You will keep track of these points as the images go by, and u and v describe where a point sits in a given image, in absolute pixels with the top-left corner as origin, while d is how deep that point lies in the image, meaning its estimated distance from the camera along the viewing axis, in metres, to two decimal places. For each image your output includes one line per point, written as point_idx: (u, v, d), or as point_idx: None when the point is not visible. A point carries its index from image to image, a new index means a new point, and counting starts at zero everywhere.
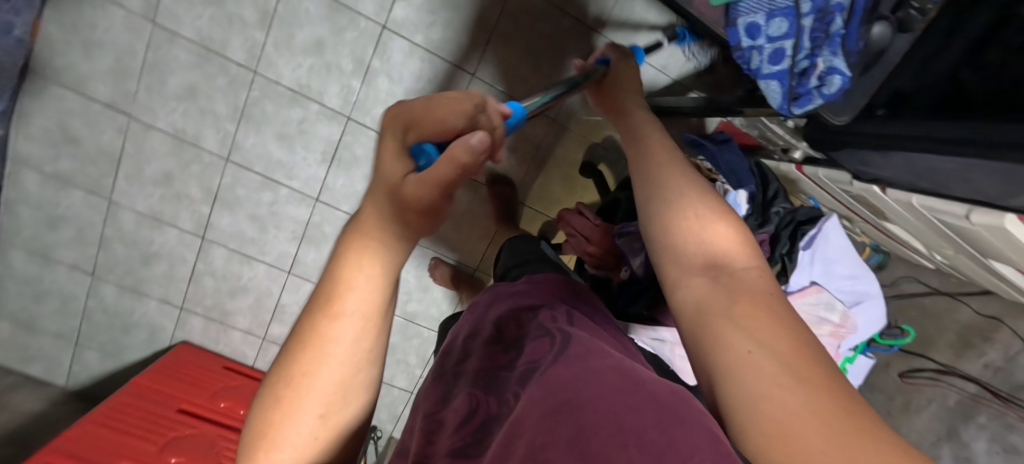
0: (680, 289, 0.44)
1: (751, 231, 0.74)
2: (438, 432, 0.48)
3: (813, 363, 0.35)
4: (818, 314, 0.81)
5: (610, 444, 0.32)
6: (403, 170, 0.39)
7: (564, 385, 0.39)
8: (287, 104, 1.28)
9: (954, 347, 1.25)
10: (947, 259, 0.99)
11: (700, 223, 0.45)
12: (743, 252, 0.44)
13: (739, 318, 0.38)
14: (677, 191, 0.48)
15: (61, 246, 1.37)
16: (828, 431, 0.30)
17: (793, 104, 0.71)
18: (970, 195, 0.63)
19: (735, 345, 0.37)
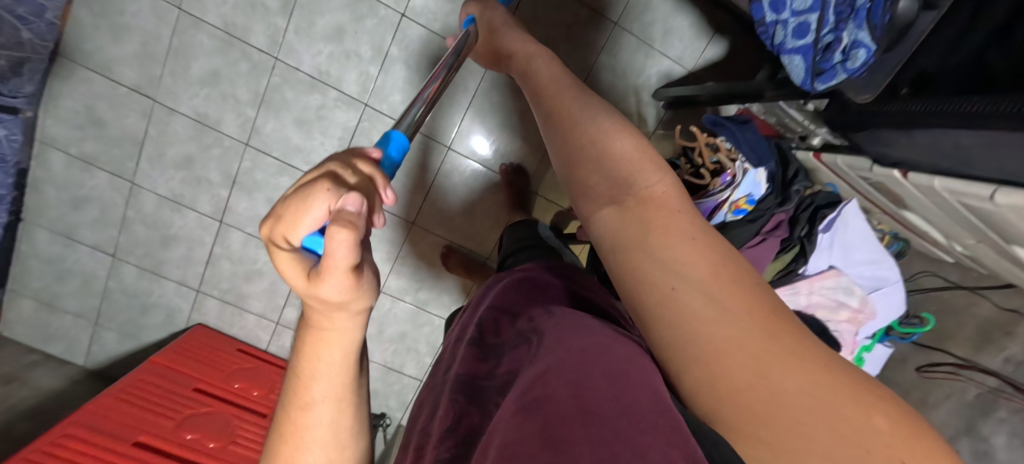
0: (599, 226, 0.43)
1: (769, 211, 0.74)
2: (425, 448, 0.49)
3: (730, 283, 0.36)
4: (837, 298, 0.81)
5: (574, 434, 0.31)
6: (301, 269, 0.34)
7: (529, 378, 0.40)
8: (306, 90, 1.30)
9: (972, 341, 1.09)
10: (969, 250, 0.98)
11: (603, 146, 0.45)
12: (647, 163, 0.44)
13: (654, 249, 0.38)
14: (581, 118, 0.48)
15: (85, 227, 1.40)
16: (748, 354, 0.32)
17: (817, 80, 0.73)
18: (996, 172, 0.62)
19: (657, 283, 0.36)
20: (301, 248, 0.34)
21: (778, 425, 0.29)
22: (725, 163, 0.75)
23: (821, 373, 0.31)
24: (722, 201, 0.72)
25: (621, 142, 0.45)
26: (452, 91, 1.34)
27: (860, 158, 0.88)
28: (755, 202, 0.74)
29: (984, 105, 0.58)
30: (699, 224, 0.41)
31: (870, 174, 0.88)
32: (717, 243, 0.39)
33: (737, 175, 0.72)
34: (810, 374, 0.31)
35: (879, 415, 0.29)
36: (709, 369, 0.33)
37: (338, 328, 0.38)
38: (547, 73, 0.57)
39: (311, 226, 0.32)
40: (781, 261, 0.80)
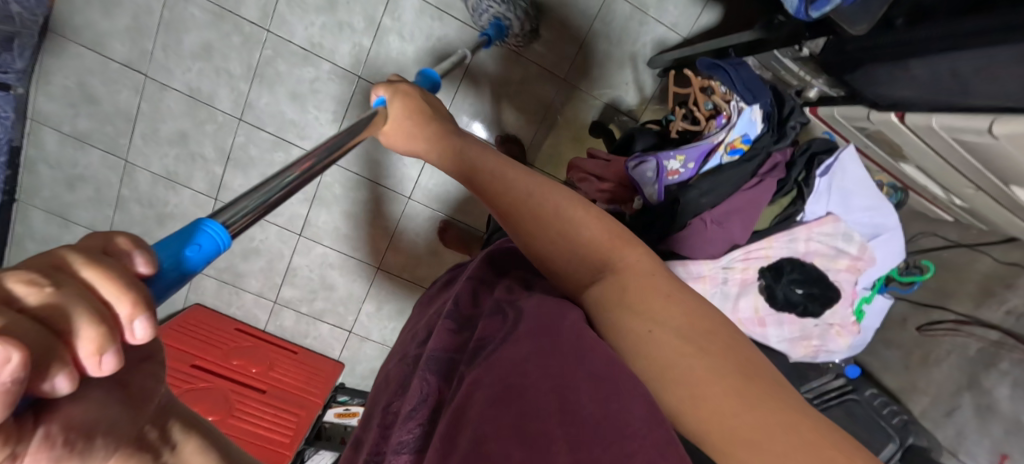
0: (586, 295, 0.51)
1: (768, 149, 0.75)
2: (392, 427, 0.57)
3: (706, 328, 0.44)
4: (836, 246, 0.82)
5: (550, 427, 0.39)
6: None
7: (511, 365, 0.45)
8: (299, 63, 1.29)
9: (974, 296, 1.09)
10: (967, 202, 0.96)
11: (575, 233, 0.51)
12: (620, 243, 0.50)
13: (635, 303, 0.46)
14: (543, 207, 0.52)
15: (80, 206, 1.39)
16: (730, 390, 0.39)
17: (810, 8, 0.71)
18: (993, 97, 0.62)
19: (640, 329, 0.45)
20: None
21: (760, 450, 0.37)
22: (721, 105, 0.78)
23: (779, 398, 0.40)
24: (719, 142, 0.75)
25: (588, 229, 0.51)
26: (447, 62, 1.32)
27: (857, 107, 0.87)
28: (752, 141, 0.76)
29: (979, 24, 0.58)
30: (669, 278, 0.49)
31: (869, 124, 0.87)
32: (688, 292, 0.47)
33: (732, 117, 0.75)
34: (782, 411, 0.38)
35: (827, 434, 0.38)
36: (689, 405, 0.40)
37: None
38: (501, 161, 0.56)
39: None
40: (779, 205, 0.83)
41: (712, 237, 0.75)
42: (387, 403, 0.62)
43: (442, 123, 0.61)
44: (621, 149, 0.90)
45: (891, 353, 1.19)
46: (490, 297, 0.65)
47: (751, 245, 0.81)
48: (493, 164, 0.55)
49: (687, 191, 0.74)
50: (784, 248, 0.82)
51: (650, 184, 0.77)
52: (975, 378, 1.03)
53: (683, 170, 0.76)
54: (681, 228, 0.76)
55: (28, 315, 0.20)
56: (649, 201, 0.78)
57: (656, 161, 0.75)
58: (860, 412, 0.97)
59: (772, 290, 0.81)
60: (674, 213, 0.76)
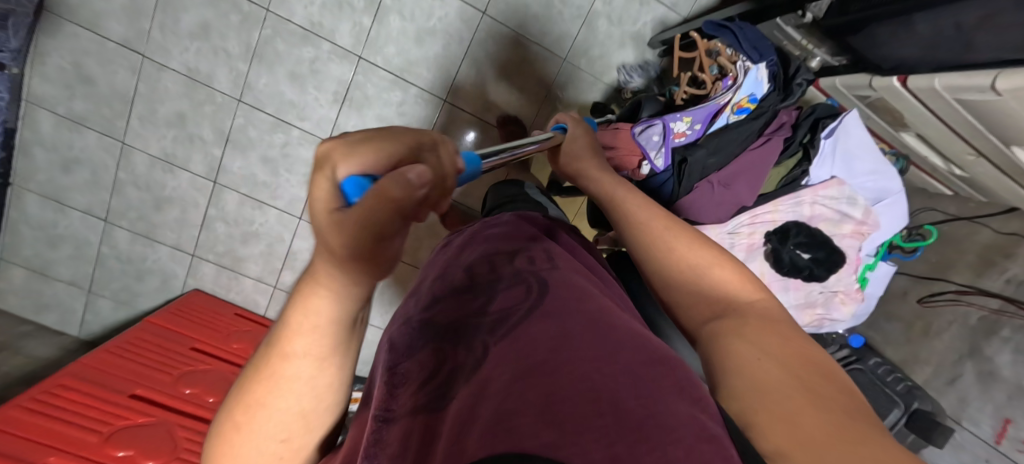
0: (696, 329, 0.53)
1: (774, 106, 0.79)
2: (400, 390, 0.45)
3: (814, 368, 0.44)
4: (840, 209, 0.85)
5: (581, 409, 0.32)
6: (330, 202, 0.31)
7: (538, 346, 0.41)
8: (299, 42, 1.28)
9: (974, 267, 1.15)
10: (967, 172, 0.97)
11: (700, 270, 0.55)
12: (748, 292, 0.53)
13: (746, 333, 0.48)
14: (671, 243, 0.58)
15: (75, 190, 1.38)
16: (828, 420, 0.38)
17: None
18: (996, 50, 0.63)
19: (744, 352, 0.46)
20: (341, 188, 0.31)
21: None
22: (727, 67, 0.79)
23: (888, 452, 0.35)
24: (725, 103, 0.77)
25: (717, 272, 0.55)
26: (448, 42, 1.31)
27: (860, 75, 0.88)
28: (758, 101, 0.79)
29: None
30: (792, 330, 0.50)
31: (872, 92, 0.89)
32: (809, 345, 0.47)
33: (738, 78, 0.77)
34: (888, 451, 0.35)
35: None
36: (779, 423, 0.38)
37: (339, 294, 0.37)
38: (640, 203, 0.65)
39: (361, 169, 0.32)
40: (785, 167, 0.84)
41: (720, 200, 0.81)
42: (390, 364, 0.50)
43: (596, 164, 0.74)
44: (626, 117, 0.89)
45: (893, 326, 1.26)
46: (506, 264, 0.58)
47: (757, 208, 0.84)
48: (632, 204, 0.64)
49: (694, 151, 0.77)
50: (790, 212, 0.84)
51: (656, 148, 0.79)
52: (976, 346, 1.10)
53: (689, 132, 0.78)
54: (688, 191, 0.80)
55: (419, 158, 0.33)
56: (658, 165, 0.80)
57: (664, 123, 0.78)
58: (863, 380, 1.00)
59: (778, 253, 0.83)
60: (683, 174, 0.78)
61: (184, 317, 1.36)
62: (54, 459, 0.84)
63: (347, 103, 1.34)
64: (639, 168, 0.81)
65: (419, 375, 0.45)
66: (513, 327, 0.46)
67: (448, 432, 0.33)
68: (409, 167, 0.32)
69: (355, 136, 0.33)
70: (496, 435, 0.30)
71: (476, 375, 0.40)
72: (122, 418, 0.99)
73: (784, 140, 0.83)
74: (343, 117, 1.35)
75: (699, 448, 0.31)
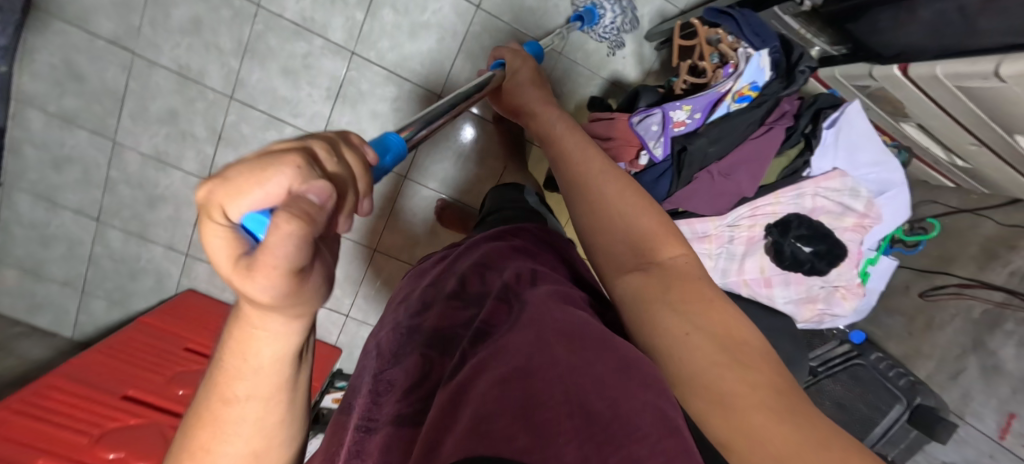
0: (617, 283, 0.52)
1: (776, 95, 0.77)
2: (386, 396, 0.46)
3: (737, 336, 0.46)
4: (842, 202, 0.83)
5: (554, 415, 0.31)
6: (232, 249, 0.29)
7: (515, 352, 0.39)
8: (291, 37, 1.26)
9: (977, 260, 1.14)
10: (970, 163, 0.96)
11: (630, 219, 0.54)
12: (675, 245, 0.53)
13: (673, 302, 0.48)
14: (603, 191, 0.56)
15: (67, 189, 1.36)
16: (761, 401, 0.40)
17: None
18: (1001, 34, 0.62)
19: (675, 328, 0.46)
20: (241, 229, 0.29)
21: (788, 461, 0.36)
22: (728, 54, 0.78)
23: (813, 424, 0.39)
24: (726, 91, 0.75)
25: (643, 219, 0.54)
26: (443, 36, 1.29)
27: (859, 64, 0.87)
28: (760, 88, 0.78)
29: None
30: (711, 287, 0.50)
31: (871, 82, 0.87)
32: (728, 305, 0.48)
33: (739, 65, 0.75)
34: (812, 427, 0.38)
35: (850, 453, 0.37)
36: (716, 411, 0.40)
37: (275, 329, 0.34)
38: (579, 143, 0.63)
39: (254, 205, 0.29)
40: (786, 157, 0.83)
41: (721, 190, 0.79)
42: (377, 371, 0.52)
43: (539, 97, 0.74)
44: (625, 107, 0.88)
45: (895, 320, 1.25)
46: (495, 276, 0.55)
47: (758, 200, 0.82)
48: (570, 145, 0.62)
49: (694, 140, 0.76)
50: (791, 204, 0.83)
51: (654, 138, 0.79)
52: (979, 340, 1.09)
53: (689, 120, 0.77)
54: (687, 182, 0.78)
55: (314, 175, 0.30)
56: (656, 156, 0.79)
57: (663, 112, 0.77)
58: (865, 375, 0.99)
59: (779, 247, 0.82)
60: (682, 167, 0.77)
61: (177, 316, 1.34)
62: None
63: (340, 99, 1.32)
64: (638, 158, 0.81)
65: (404, 384, 0.46)
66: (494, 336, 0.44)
67: (424, 439, 0.33)
68: (305, 189, 0.29)
69: (235, 166, 0.29)
70: (472, 443, 0.29)
71: (454, 382, 0.39)
72: (113, 419, 0.97)
73: (786, 130, 0.82)
74: (336, 114, 1.34)
75: (663, 445, 0.30)
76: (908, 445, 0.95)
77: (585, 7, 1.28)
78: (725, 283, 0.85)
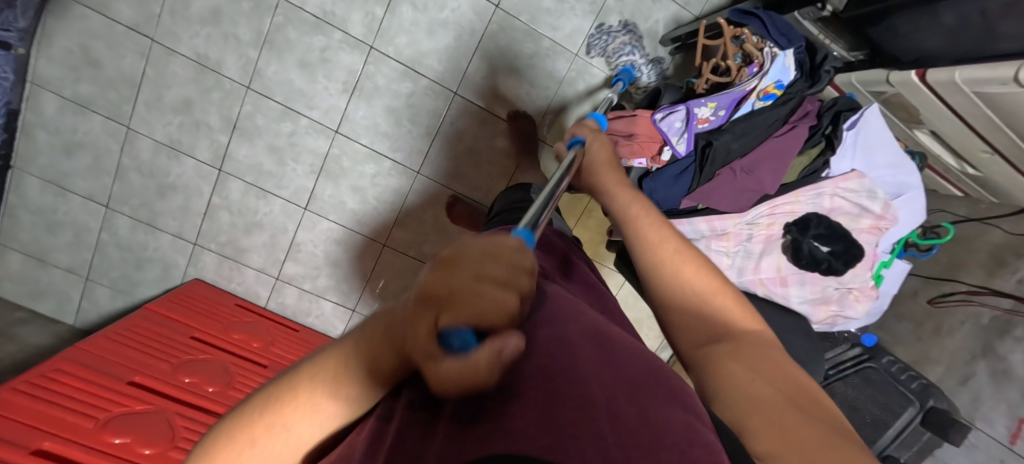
0: (692, 354, 0.55)
1: (800, 93, 0.78)
2: None
3: (802, 390, 0.48)
4: (859, 203, 0.84)
5: (579, 416, 0.31)
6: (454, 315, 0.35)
7: (536, 345, 0.39)
8: (310, 31, 1.27)
9: (985, 267, 1.16)
10: (981, 171, 0.97)
11: (703, 298, 0.57)
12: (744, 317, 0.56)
13: (746, 361, 0.50)
14: (681, 267, 0.58)
15: (76, 175, 1.35)
16: (820, 439, 0.40)
17: None
18: (1018, 38, 0.65)
19: (741, 374, 0.49)
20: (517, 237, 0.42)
21: None
22: (753, 54, 0.79)
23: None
24: (750, 89, 0.77)
25: (718, 298, 0.57)
26: (460, 34, 1.30)
27: (875, 70, 0.90)
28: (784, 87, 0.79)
29: None
30: (783, 357, 0.53)
31: (888, 88, 0.89)
32: (798, 373, 0.50)
33: (764, 64, 0.77)
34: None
35: None
36: (772, 435, 0.41)
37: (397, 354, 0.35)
38: (653, 220, 0.64)
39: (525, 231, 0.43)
40: (808, 156, 0.84)
41: (742, 186, 0.80)
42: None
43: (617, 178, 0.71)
44: (647, 106, 0.89)
45: (903, 326, 1.26)
46: None
47: (778, 198, 0.83)
48: (643, 220, 0.64)
49: (719, 135, 0.77)
50: (810, 204, 0.84)
51: (677, 134, 0.80)
52: (989, 345, 1.10)
53: (713, 117, 0.79)
54: (710, 178, 0.80)
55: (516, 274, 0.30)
56: (678, 153, 0.80)
57: (688, 109, 0.78)
58: (877, 378, 1.00)
59: (798, 245, 0.83)
60: (705, 161, 0.78)
61: (185, 305, 1.34)
62: (48, 445, 0.79)
63: (356, 93, 1.33)
64: (661, 154, 0.83)
65: None
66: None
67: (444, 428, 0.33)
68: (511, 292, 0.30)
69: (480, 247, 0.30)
70: (494, 437, 0.29)
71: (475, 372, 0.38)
72: (120, 405, 0.95)
73: (808, 129, 0.83)
74: (352, 107, 1.34)
75: (692, 452, 0.31)
76: (921, 448, 0.96)
77: (624, 67, 1.33)
78: (740, 281, 0.86)
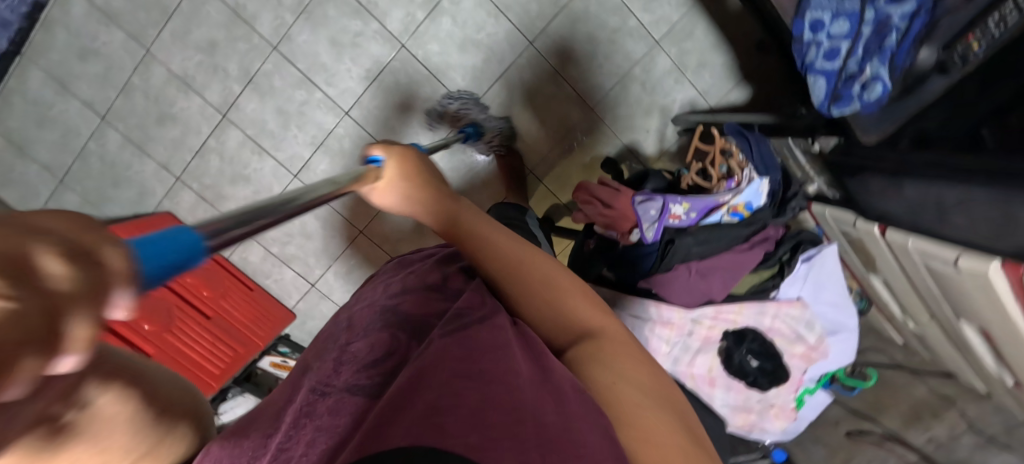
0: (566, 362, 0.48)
1: (762, 218, 0.86)
2: (348, 362, 0.45)
3: (658, 379, 0.45)
4: (797, 330, 0.89)
5: (506, 419, 0.34)
6: None
7: (480, 348, 0.41)
8: (349, 14, 1.30)
9: (904, 417, 1.22)
10: (918, 328, 1.03)
11: (565, 313, 0.48)
12: (594, 307, 0.49)
13: (615, 364, 0.44)
14: (544, 294, 0.49)
15: (82, 79, 1.35)
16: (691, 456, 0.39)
17: (833, 104, 0.78)
18: (969, 232, 0.70)
19: (607, 379, 0.43)
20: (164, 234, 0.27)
21: None
22: (735, 170, 0.87)
23: None
24: (723, 202, 0.83)
25: (560, 288, 0.50)
26: (489, 58, 1.35)
27: (847, 212, 0.94)
28: (752, 209, 0.86)
29: (975, 163, 0.67)
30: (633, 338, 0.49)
31: (852, 230, 0.95)
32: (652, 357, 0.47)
33: (742, 183, 0.83)
34: None
35: None
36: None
37: None
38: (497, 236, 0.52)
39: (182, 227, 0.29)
40: (759, 276, 0.90)
41: (694, 286, 0.85)
42: (344, 342, 0.49)
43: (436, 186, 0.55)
44: (633, 182, 0.97)
45: (817, 449, 1.31)
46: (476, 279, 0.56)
47: (725, 305, 0.87)
48: (480, 233, 0.52)
49: (683, 236, 0.84)
50: (752, 318, 0.88)
51: (650, 221, 0.84)
52: None
53: (684, 217, 0.84)
54: (667, 270, 0.85)
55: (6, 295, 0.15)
56: (645, 239, 0.86)
57: (664, 202, 0.83)
58: None
59: (730, 353, 0.88)
60: (666, 252, 0.84)
61: None
62: None
63: (376, 83, 1.36)
64: (630, 234, 0.88)
65: (367, 357, 0.45)
66: (462, 326, 0.44)
67: (378, 413, 0.35)
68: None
69: None
70: (422, 428, 0.32)
71: (417, 363, 0.40)
72: None
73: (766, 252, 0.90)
74: (367, 95, 1.37)
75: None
76: None
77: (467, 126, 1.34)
78: (674, 371, 0.89)
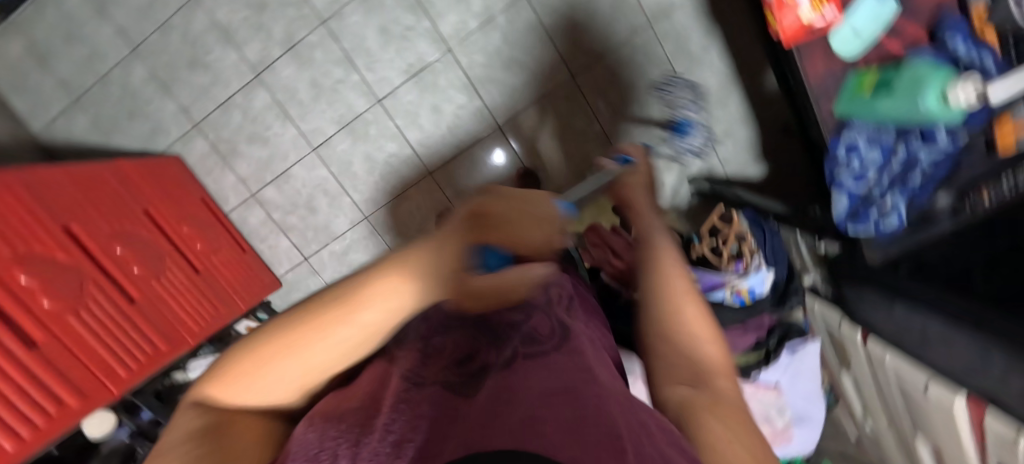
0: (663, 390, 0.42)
1: (761, 306, 0.93)
2: (432, 358, 0.46)
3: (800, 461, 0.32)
4: (768, 413, 0.96)
5: (602, 434, 0.30)
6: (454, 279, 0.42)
7: (560, 374, 0.39)
8: (405, 7, 1.32)
9: None
10: (875, 431, 1.09)
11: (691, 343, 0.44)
12: (730, 377, 0.42)
13: (717, 407, 0.37)
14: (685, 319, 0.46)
15: (122, 6, 1.33)
16: None
17: (852, 221, 0.90)
18: (943, 363, 0.76)
19: (708, 424, 0.35)
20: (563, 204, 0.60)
21: None
22: (745, 254, 0.93)
23: None
24: (728, 282, 0.90)
25: (709, 346, 0.44)
26: (530, 81, 1.38)
27: (834, 311, 1.01)
28: (755, 296, 0.93)
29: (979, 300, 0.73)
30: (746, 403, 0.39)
31: (835, 330, 1.01)
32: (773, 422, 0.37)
33: (749, 269, 0.91)
34: None
35: None
36: None
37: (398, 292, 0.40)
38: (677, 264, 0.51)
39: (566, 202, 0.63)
40: (746, 358, 0.95)
41: None
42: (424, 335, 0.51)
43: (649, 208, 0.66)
44: None
45: None
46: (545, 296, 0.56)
47: None
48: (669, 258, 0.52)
49: None
50: None
51: None
52: None
53: None
54: None
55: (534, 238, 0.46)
56: None
57: None
58: None
59: None
60: None
61: (155, 177, 1.30)
62: None
63: (415, 79, 1.38)
64: None
65: (453, 358, 0.46)
66: (539, 351, 0.44)
67: (468, 421, 0.33)
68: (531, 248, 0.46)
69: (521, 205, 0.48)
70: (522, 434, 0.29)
71: (505, 376, 0.40)
72: (42, 246, 0.93)
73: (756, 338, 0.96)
74: (404, 88, 1.39)
75: None
76: None
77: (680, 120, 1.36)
78: None
